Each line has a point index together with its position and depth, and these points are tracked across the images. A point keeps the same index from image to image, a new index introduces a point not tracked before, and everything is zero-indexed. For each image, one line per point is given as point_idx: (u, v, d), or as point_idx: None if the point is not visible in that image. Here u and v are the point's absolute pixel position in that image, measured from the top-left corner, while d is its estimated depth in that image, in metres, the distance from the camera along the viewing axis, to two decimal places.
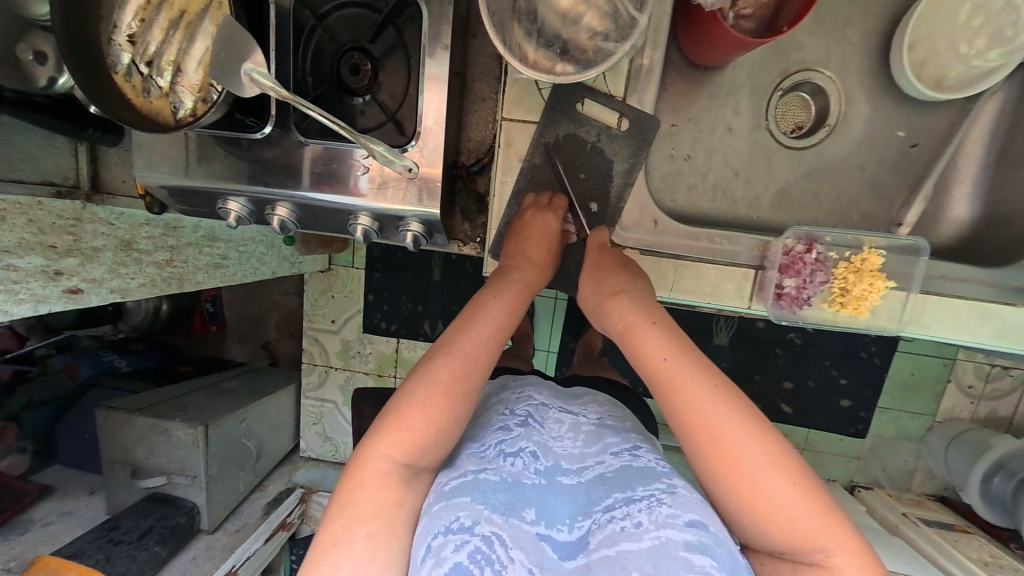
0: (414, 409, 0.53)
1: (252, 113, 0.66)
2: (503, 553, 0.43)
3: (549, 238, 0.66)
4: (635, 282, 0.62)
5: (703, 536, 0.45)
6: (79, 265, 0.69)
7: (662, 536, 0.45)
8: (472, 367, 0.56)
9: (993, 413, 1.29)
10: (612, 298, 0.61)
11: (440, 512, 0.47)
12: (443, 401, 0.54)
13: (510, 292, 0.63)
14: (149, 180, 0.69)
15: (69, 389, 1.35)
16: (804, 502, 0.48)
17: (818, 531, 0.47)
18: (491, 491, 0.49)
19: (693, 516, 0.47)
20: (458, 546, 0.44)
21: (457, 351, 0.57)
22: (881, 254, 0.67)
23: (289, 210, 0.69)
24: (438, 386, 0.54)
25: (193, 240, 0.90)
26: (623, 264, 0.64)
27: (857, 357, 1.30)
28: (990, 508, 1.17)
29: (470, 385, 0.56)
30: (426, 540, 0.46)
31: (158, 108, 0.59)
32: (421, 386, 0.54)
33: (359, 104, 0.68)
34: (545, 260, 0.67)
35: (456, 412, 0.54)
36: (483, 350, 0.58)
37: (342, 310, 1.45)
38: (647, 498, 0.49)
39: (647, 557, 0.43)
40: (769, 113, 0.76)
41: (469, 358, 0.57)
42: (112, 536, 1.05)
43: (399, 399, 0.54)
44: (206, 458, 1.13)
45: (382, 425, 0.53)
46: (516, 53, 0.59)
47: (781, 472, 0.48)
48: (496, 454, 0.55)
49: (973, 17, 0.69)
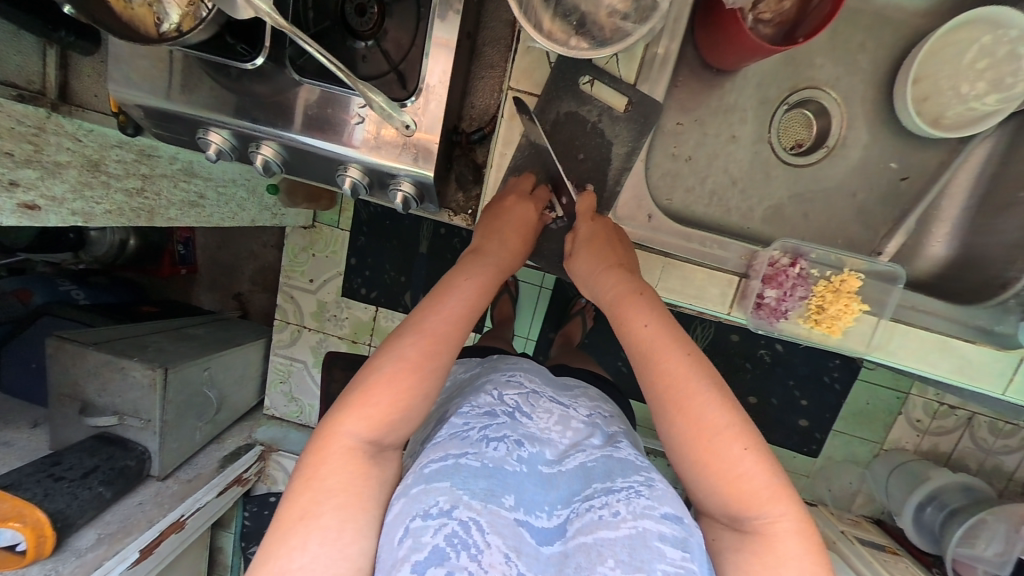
0: (380, 385, 0.52)
1: (245, 40, 0.62)
2: (481, 538, 0.44)
3: (525, 229, 0.65)
4: (622, 259, 0.62)
5: (678, 530, 0.47)
6: (38, 179, 0.64)
7: (640, 526, 0.46)
8: (440, 346, 0.55)
9: (935, 447, 1.36)
10: (609, 271, 0.60)
11: (420, 495, 0.47)
12: (409, 378, 0.52)
13: (480, 273, 0.61)
14: (124, 97, 0.64)
15: (20, 314, 1.30)
16: (768, 482, 0.49)
17: (778, 517, 0.48)
18: (471, 477, 0.49)
19: (668, 510, 0.48)
20: (437, 530, 0.44)
21: (428, 329, 0.55)
22: (860, 277, 0.67)
23: (275, 150, 0.66)
24: (404, 362, 0.53)
25: (168, 172, 0.85)
26: (616, 237, 0.64)
27: (820, 380, 1.34)
28: (920, 535, 1.25)
29: (439, 363, 0.54)
30: (405, 521, 0.46)
31: (139, 16, 0.54)
32: (387, 361, 0.53)
33: (361, 49, 0.64)
34: (521, 250, 0.66)
35: (422, 389, 0.53)
36: (452, 327, 0.56)
37: (322, 270, 1.41)
38: (625, 490, 0.50)
39: (623, 545, 0.45)
40: (773, 126, 0.76)
41: (439, 338, 0.55)
42: (53, 471, 1.00)
43: (365, 375, 0.53)
44: (161, 402, 1.09)
45: (347, 400, 0.52)
46: (531, 19, 0.56)
47: (749, 452, 0.50)
48: (480, 439, 0.54)
49: (978, 58, 0.69)
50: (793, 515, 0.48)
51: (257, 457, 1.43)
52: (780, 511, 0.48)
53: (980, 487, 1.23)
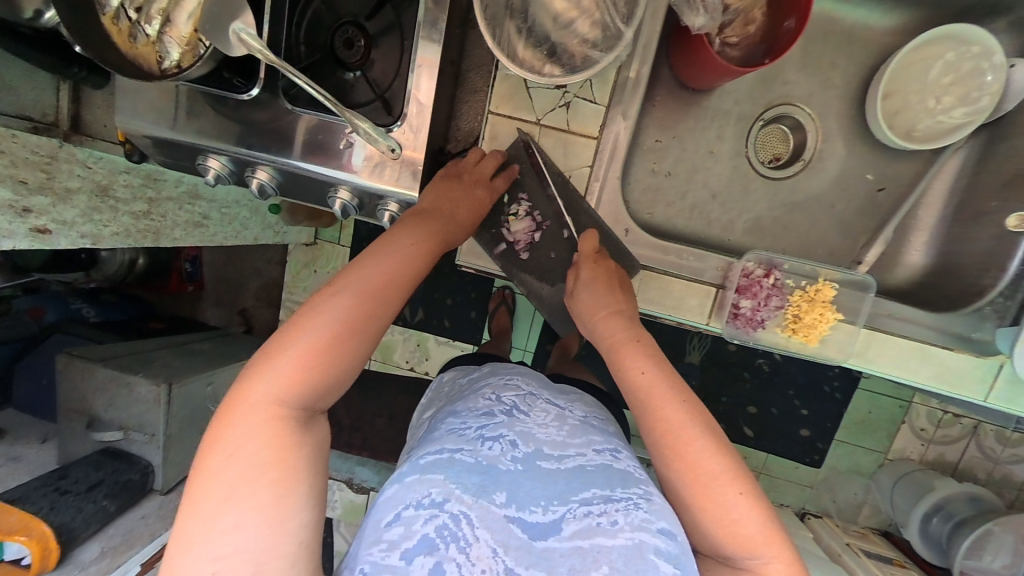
0: (303, 345, 0.49)
1: (240, 73, 0.66)
2: (470, 532, 0.46)
3: (468, 200, 0.67)
4: (621, 301, 0.66)
5: (672, 546, 0.48)
6: (51, 204, 0.69)
7: (636, 538, 0.48)
8: (370, 303, 0.53)
9: (941, 457, 1.34)
10: (610, 317, 0.64)
11: (414, 485, 0.49)
12: (336, 336, 0.50)
13: (417, 234, 0.59)
14: (130, 127, 0.68)
15: (34, 330, 1.37)
16: (764, 527, 0.51)
17: (772, 559, 0.50)
18: (465, 472, 0.51)
19: (664, 525, 0.50)
20: (427, 520, 0.46)
21: (361, 286, 0.53)
22: (833, 287, 0.69)
23: (270, 174, 0.69)
24: (328, 319, 0.51)
25: (173, 195, 0.90)
26: (617, 282, 0.67)
27: (819, 390, 1.34)
28: (927, 547, 1.24)
29: (369, 324, 0.53)
30: (397, 508, 0.48)
31: (143, 54, 0.58)
32: (309, 319, 0.50)
33: (350, 79, 0.68)
34: (466, 222, 0.67)
35: (350, 349, 0.51)
36: (385, 286, 0.54)
37: (323, 285, 1.45)
38: (626, 500, 0.51)
39: (619, 554, 0.47)
40: (749, 142, 0.78)
41: (367, 297, 0.53)
42: (59, 485, 1.04)
43: (286, 333, 0.50)
44: (166, 416, 1.12)
45: (265, 359, 0.49)
46: (505, 48, 0.59)
47: (748, 499, 0.51)
48: (476, 437, 0.56)
49: (944, 74, 0.72)
50: (783, 556, 0.50)
51: None
52: (771, 554, 0.50)
53: (986, 498, 1.21)
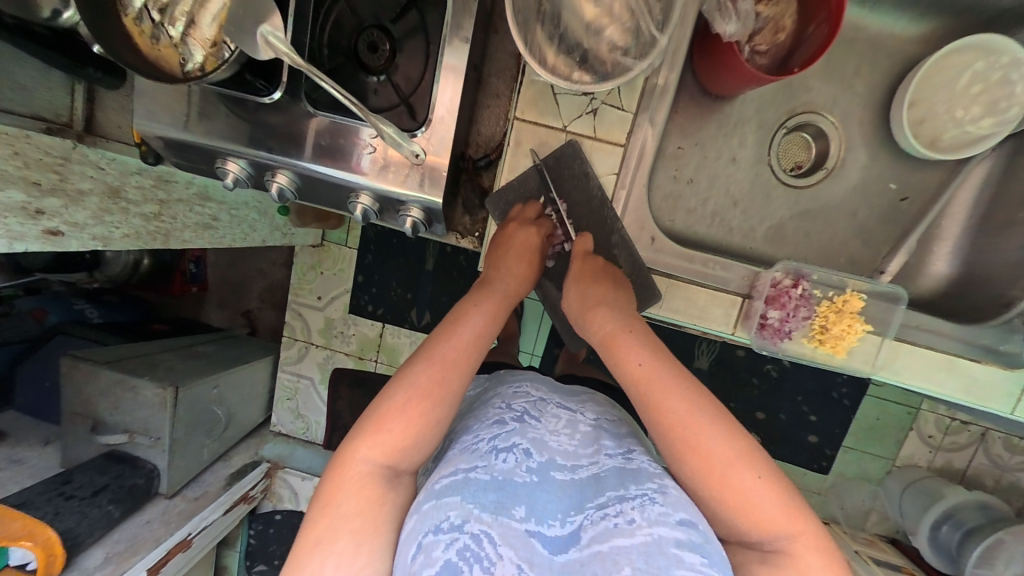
0: (395, 414, 0.53)
1: (263, 75, 0.65)
2: (492, 551, 0.44)
3: (528, 252, 0.68)
4: (615, 291, 0.65)
5: (694, 535, 0.46)
6: (63, 206, 0.67)
7: (655, 533, 0.46)
8: (452, 373, 0.56)
9: (949, 464, 1.34)
10: (595, 309, 0.63)
11: (431, 511, 0.48)
12: (422, 405, 0.53)
13: (487, 301, 0.63)
14: (146, 129, 0.67)
15: (34, 333, 1.33)
16: (781, 502, 0.50)
17: (796, 534, 0.49)
18: (481, 491, 0.49)
19: (683, 515, 0.48)
20: (448, 545, 0.44)
21: (443, 355, 0.57)
22: (862, 298, 0.69)
23: (289, 178, 0.68)
24: (418, 389, 0.54)
25: (184, 197, 0.88)
26: (608, 274, 0.67)
27: (828, 396, 1.33)
28: (936, 555, 1.22)
29: (450, 390, 0.55)
30: (417, 537, 0.46)
31: (165, 56, 0.56)
32: (400, 390, 0.54)
33: (373, 83, 0.67)
34: (527, 274, 0.68)
35: (435, 415, 0.54)
36: (464, 353, 0.57)
37: (330, 288, 1.43)
38: (640, 497, 0.50)
39: (638, 552, 0.45)
40: (772, 150, 0.77)
41: (448, 364, 0.56)
42: (64, 490, 1.02)
43: (380, 402, 0.54)
44: (172, 420, 1.10)
45: (364, 427, 0.53)
46: (536, 54, 0.58)
47: (761, 478, 0.50)
48: (489, 450, 0.54)
49: (971, 84, 0.71)
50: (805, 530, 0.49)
51: (264, 474, 1.44)
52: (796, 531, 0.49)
53: (996, 505, 1.21)
